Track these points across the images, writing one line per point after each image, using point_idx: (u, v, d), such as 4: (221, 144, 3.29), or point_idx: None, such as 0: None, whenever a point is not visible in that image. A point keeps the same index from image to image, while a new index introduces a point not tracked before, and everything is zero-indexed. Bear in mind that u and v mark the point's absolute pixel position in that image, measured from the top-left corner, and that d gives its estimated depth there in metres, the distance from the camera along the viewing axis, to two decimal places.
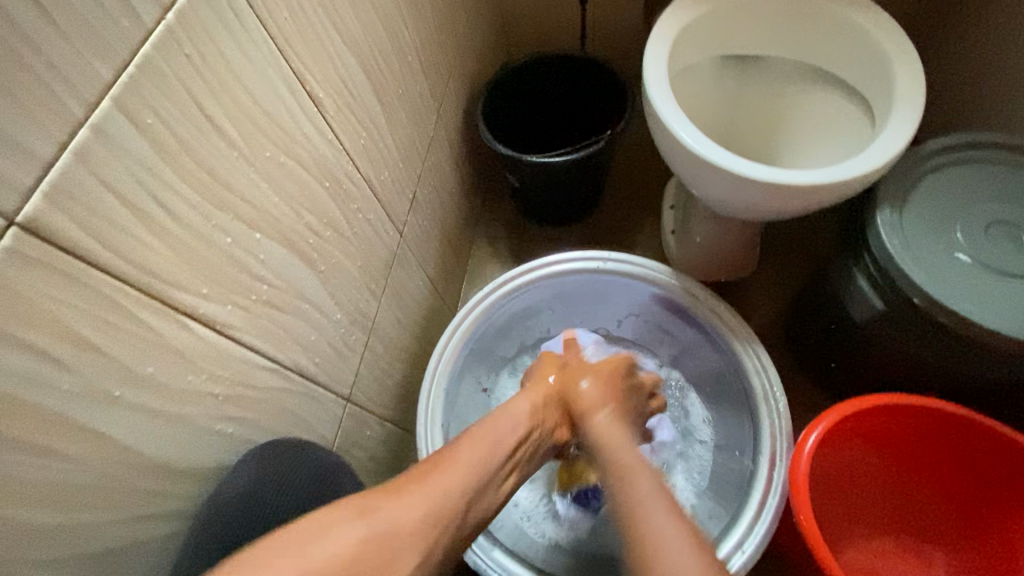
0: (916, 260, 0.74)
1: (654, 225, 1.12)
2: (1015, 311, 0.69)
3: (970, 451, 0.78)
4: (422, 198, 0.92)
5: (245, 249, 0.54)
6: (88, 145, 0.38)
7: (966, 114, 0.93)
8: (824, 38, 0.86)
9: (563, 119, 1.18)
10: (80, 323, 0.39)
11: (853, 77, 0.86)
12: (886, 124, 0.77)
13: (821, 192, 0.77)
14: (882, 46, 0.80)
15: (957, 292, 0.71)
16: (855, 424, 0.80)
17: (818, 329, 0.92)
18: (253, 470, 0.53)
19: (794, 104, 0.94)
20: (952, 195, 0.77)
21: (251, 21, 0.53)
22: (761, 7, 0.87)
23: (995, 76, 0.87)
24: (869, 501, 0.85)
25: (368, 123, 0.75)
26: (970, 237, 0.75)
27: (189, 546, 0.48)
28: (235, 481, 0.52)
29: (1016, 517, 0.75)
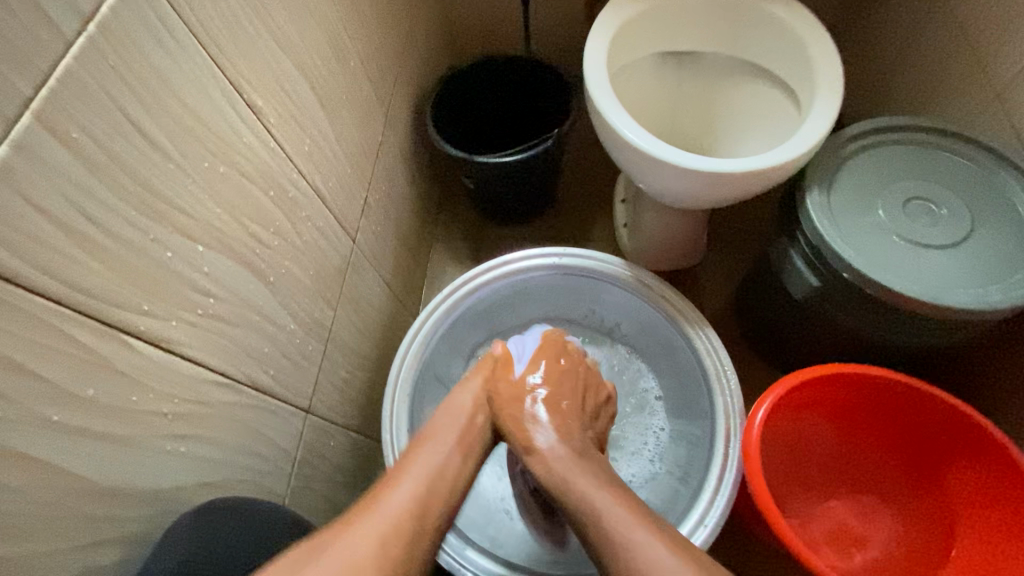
0: (845, 238, 0.77)
1: (603, 220, 1.28)
2: (935, 280, 0.74)
3: (909, 414, 0.81)
4: (373, 204, 0.95)
5: (187, 262, 0.53)
6: (8, 162, 0.36)
7: (896, 101, 1.02)
8: (742, 34, 0.96)
9: (514, 113, 1.26)
10: (12, 347, 0.37)
11: (768, 67, 0.96)
12: (812, 112, 0.83)
13: (755, 177, 0.81)
14: (804, 42, 0.89)
15: (883, 265, 0.75)
16: (806, 397, 0.82)
17: (764, 307, 0.97)
18: (195, 534, 0.51)
19: (723, 95, 1.04)
20: (872, 174, 0.82)
21: (179, 27, 0.50)
22: (688, 8, 0.95)
23: (932, 62, 0.94)
24: (821, 467, 0.88)
25: (314, 129, 0.75)
26: (891, 214, 0.79)
27: None
28: (177, 549, 0.49)
29: (954, 473, 0.79)
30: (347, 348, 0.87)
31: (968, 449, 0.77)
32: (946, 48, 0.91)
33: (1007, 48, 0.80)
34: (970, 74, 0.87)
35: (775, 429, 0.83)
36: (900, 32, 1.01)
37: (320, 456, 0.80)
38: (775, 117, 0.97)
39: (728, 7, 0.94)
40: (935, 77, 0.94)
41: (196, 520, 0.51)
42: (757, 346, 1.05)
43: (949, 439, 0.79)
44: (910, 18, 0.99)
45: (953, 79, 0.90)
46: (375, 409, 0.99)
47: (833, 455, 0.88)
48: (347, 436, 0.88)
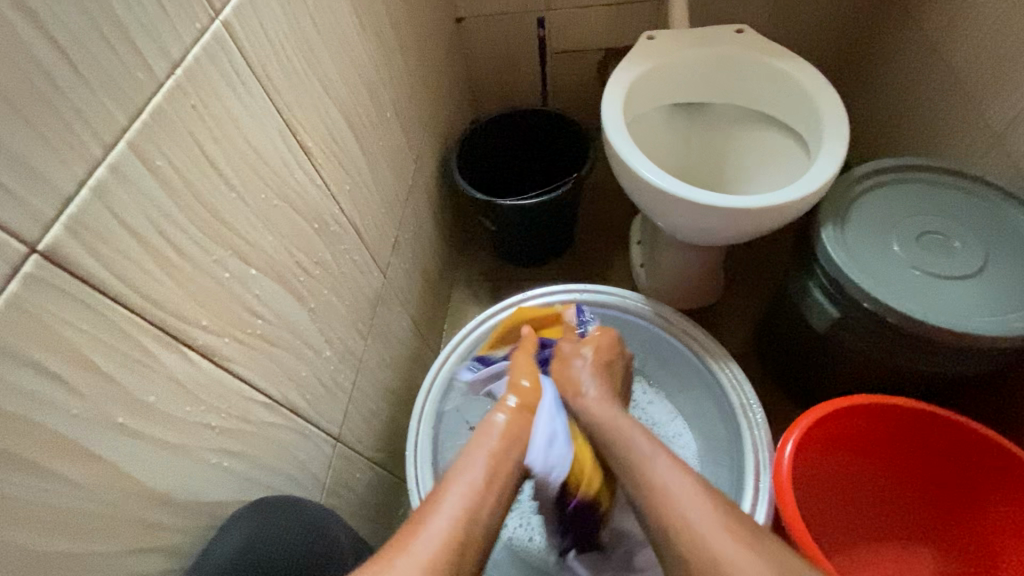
0: (862, 270, 0.79)
1: (621, 261, 1.32)
2: (957, 308, 0.75)
3: (943, 448, 0.80)
4: (403, 242, 1.00)
5: (242, 284, 0.56)
6: (105, 182, 0.41)
7: (907, 142, 1.07)
8: (748, 85, 1.03)
9: (534, 161, 1.33)
10: (91, 349, 0.40)
11: (774, 114, 1.02)
12: (822, 153, 0.87)
13: (771, 212, 0.84)
14: (809, 90, 0.95)
15: (903, 295, 0.76)
16: (834, 430, 0.81)
17: (787, 342, 0.98)
18: (250, 518, 0.54)
19: (731, 142, 1.10)
20: (884, 209, 0.85)
21: (247, 74, 0.56)
22: (696, 62, 1.03)
23: (936, 105, 0.99)
24: (854, 506, 0.86)
25: (354, 170, 0.80)
26: (906, 247, 0.81)
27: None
28: (232, 530, 0.52)
29: (993, 511, 0.77)
30: (374, 380, 0.89)
31: (1008, 486, 0.75)
32: (943, 94, 0.98)
33: (1000, 94, 0.87)
34: (967, 118, 0.93)
35: (805, 461, 0.82)
36: (901, 81, 1.08)
37: (346, 487, 0.80)
38: (784, 160, 1.02)
39: (733, 62, 1.01)
40: (937, 120, 0.99)
41: (254, 512, 0.55)
42: (780, 383, 1.05)
43: (988, 475, 0.77)
44: (910, 68, 1.06)
45: (955, 120, 0.95)
46: (400, 446, 0.99)
47: (866, 491, 0.86)
48: (373, 469, 0.89)
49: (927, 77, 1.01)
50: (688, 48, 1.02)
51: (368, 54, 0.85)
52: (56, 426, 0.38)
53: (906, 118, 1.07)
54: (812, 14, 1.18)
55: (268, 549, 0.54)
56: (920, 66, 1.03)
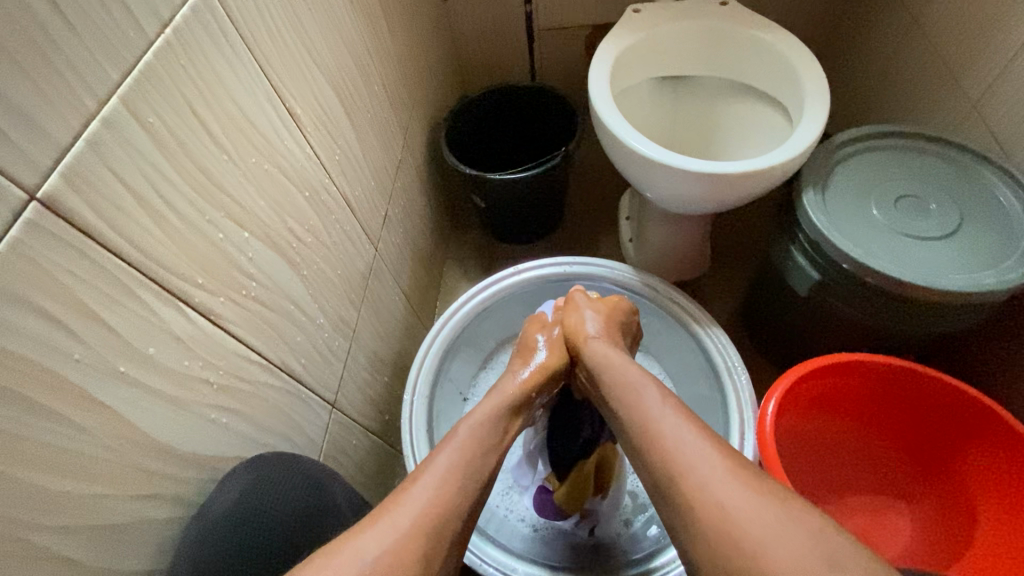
0: (842, 232, 0.81)
1: (610, 235, 1.34)
2: (932, 267, 0.78)
3: (919, 401, 0.83)
4: (393, 216, 1.01)
5: (235, 246, 0.57)
6: (99, 136, 0.41)
7: (887, 111, 1.09)
8: (732, 57, 1.04)
9: (522, 138, 1.34)
10: (90, 298, 0.41)
11: (758, 85, 1.04)
12: (804, 120, 0.89)
13: (753, 179, 0.86)
14: (791, 60, 0.96)
15: (880, 255, 0.79)
16: (815, 388, 0.84)
17: (770, 308, 1.01)
18: (246, 473, 0.55)
19: (717, 116, 1.12)
20: (863, 174, 0.88)
21: (234, 36, 0.57)
22: (681, 34, 1.04)
23: (915, 73, 1.01)
24: (836, 461, 0.90)
25: (343, 141, 0.81)
26: (885, 211, 0.83)
27: (192, 535, 0.49)
28: (230, 485, 0.53)
29: (966, 459, 0.81)
30: (368, 350, 0.90)
31: (980, 434, 0.78)
32: (922, 65, 1.00)
33: (976, 61, 0.89)
34: (945, 86, 0.95)
35: (787, 419, 0.84)
36: (882, 51, 1.10)
37: (343, 453, 0.82)
38: (768, 131, 1.04)
39: (717, 35, 1.03)
40: (916, 88, 1.01)
41: (248, 468, 0.56)
42: (765, 349, 1.08)
43: (961, 427, 0.80)
44: (891, 38, 1.07)
45: (933, 88, 0.98)
46: (395, 416, 1.01)
47: (847, 448, 0.89)
48: (369, 437, 0.91)
49: (906, 46, 1.03)
50: (673, 21, 1.03)
51: (354, 25, 0.85)
52: (60, 371, 0.39)
53: (886, 88, 1.09)
54: None
55: (268, 500, 0.55)
56: (900, 36, 1.05)
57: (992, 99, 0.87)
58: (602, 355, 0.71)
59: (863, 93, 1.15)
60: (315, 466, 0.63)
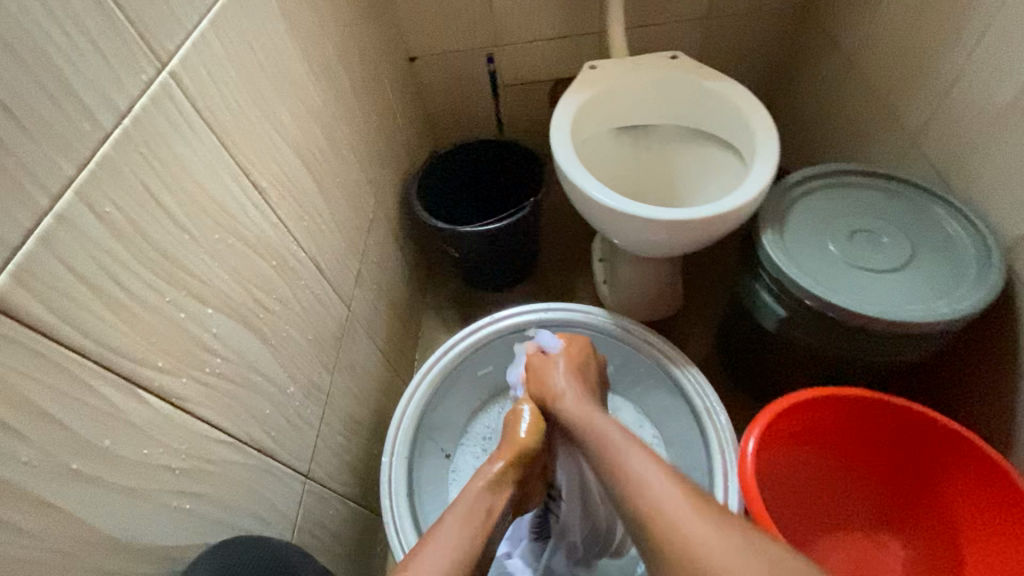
0: (801, 269, 0.84)
1: (584, 279, 1.36)
2: (889, 299, 0.80)
3: (897, 431, 0.83)
4: (365, 275, 1.01)
5: (198, 323, 0.57)
6: (52, 231, 0.42)
7: (836, 148, 1.14)
8: (685, 106, 1.10)
9: (493, 188, 1.37)
10: (39, 395, 0.40)
11: (712, 131, 1.09)
12: (757, 164, 0.93)
13: (715, 221, 0.89)
14: (741, 107, 1.02)
15: (839, 290, 0.81)
16: (794, 424, 0.84)
17: (744, 344, 1.02)
18: (230, 554, 0.54)
19: (677, 159, 1.16)
20: (818, 211, 0.91)
21: (195, 119, 0.58)
22: (635, 88, 1.09)
23: (857, 113, 1.08)
24: (820, 495, 0.89)
25: (310, 205, 0.82)
26: (841, 246, 0.87)
27: None
28: (213, 562, 0.53)
29: (946, 485, 0.81)
30: (343, 414, 0.89)
31: (957, 460, 0.79)
32: (862, 105, 1.06)
33: (912, 102, 0.95)
34: (886, 124, 1.01)
35: (768, 457, 0.84)
36: (825, 94, 1.17)
37: (318, 525, 0.79)
38: (725, 173, 1.09)
39: (670, 86, 1.08)
40: (859, 127, 1.07)
41: (237, 548, 0.56)
42: (743, 385, 1.09)
43: (938, 453, 0.81)
44: (832, 82, 1.14)
45: (875, 127, 1.04)
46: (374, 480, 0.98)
47: (831, 480, 0.89)
48: (347, 505, 0.88)
49: (846, 89, 1.10)
50: (628, 76, 1.08)
51: (319, 95, 0.88)
52: (6, 476, 0.38)
53: (830, 128, 1.16)
54: (740, 38, 1.27)
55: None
56: (839, 80, 1.12)
57: (929, 136, 0.93)
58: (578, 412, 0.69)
59: (812, 133, 1.22)
60: (297, 553, 0.61)
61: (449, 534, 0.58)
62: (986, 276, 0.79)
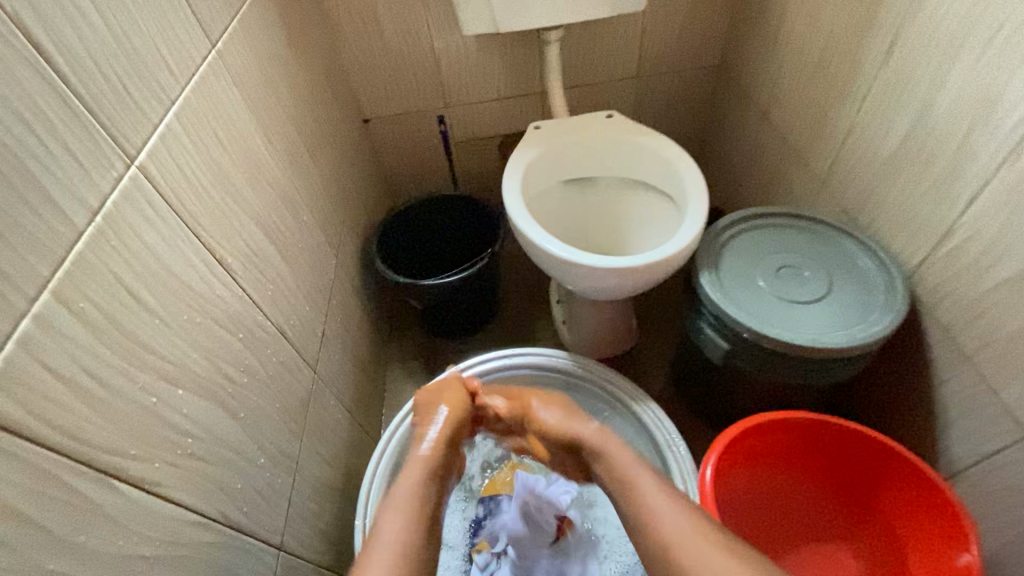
0: (737, 305, 0.92)
1: (544, 321, 1.41)
2: (814, 327, 0.89)
3: (836, 446, 0.91)
4: (330, 335, 1.03)
5: (169, 406, 0.57)
6: (30, 333, 0.43)
7: (761, 189, 1.27)
8: (623, 159, 1.20)
9: (451, 240, 1.43)
10: (17, 498, 0.41)
11: (648, 181, 1.19)
12: (690, 211, 1.03)
13: (658, 266, 0.97)
14: (672, 160, 1.12)
15: (771, 322, 0.90)
16: (746, 447, 0.91)
17: (697, 375, 1.09)
18: None
19: (620, 207, 1.26)
20: (746, 251, 1.01)
21: (162, 206, 0.61)
22: (576, 145, 1.19)
23: (775, 158, 1.21)
24: (776, 513, 0.95)
25: (274, 274, 0.84)
26: (770, 282, 0.96)
27: None
28: None
29: (883, 493, 0.89)
30: (314, 479, 0.88)
31: (890, 469, 0.87)
32: (779, 151, 1.19)
33: (819, 149, 1.08)
34: (798, 170, 1.14)
35: (726, 481, 0.90)
36: (746, 141, 1.30)
37: None
38: (664, 218, 1.19)
39: (608, 143, 1.19)
40: (779, 170, 1.20)
41: None
42: (700, 413, 1.15)
43: (874, 466, 0.89)
44: (751, 131, 1.28)
45: (791, 170, 1.16)
46: (347, 543, 0.97)
47: (784, 498, 0.96)
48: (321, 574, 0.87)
49: (764, 138, 1.23)
50: (571, 136, 1.18)
51: (279, 166, 0.91)
52: None
53: (754, 171, 1.28)
54: (669, 93, 1.41)
55: None
56: (758, 130, 1.25)
57: (836, 179, 1.06)
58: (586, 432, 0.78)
59: (739, 175, 1.35)
60: None
61: (397, 518, 0.67)
62: (894, 304, 0.90)
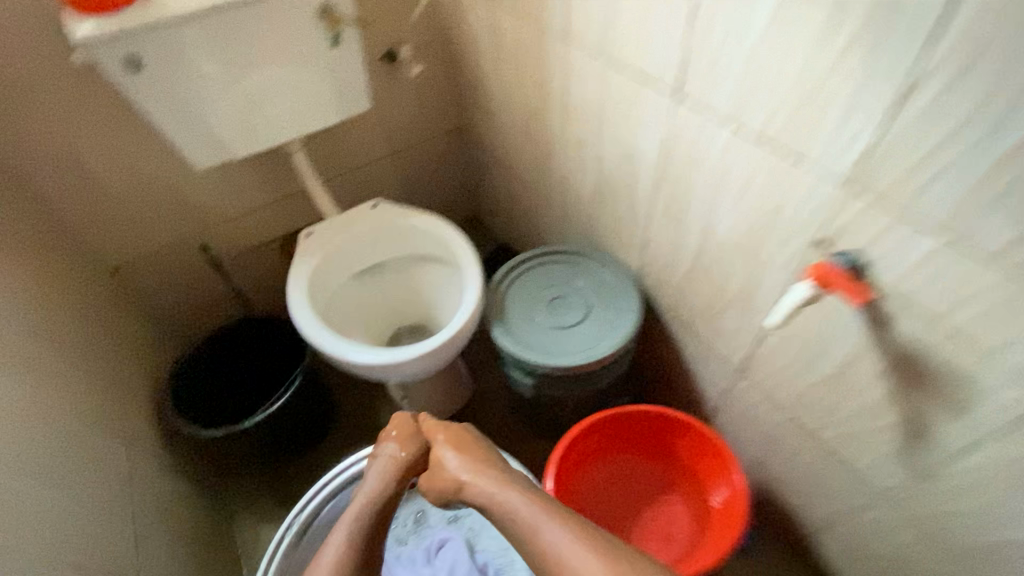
0: (527, 347, 1.10)
1: (386, 401, 1.45)
2: (588, 342, 1.10)
3: (633, 426, 1.14)
4: (145, 533, 0.94)
5: None
6: None
7: (530, 222, 1.47)
8: (400, 240, 1.30)
9: (262, 363, 1.36)
10: None
11: (429, 253, 1.31)
12: (468, 276, 1.17)
13: (455, 338, 1.09)
14: (440, 233, 1.25)
15: (555, 351, 1.09)
16: (569, 459, 1.09)
17: (526, 406, 1.24)
18: None
19: (414, 280, 1.37)
20: (524, 292, 1.19)
21: None
22: (352, 243, 1.26)
23: (529, 197, 1.41)
24: (616, 496, 1.15)
25: (49, 511, 0.75)
26: (547, 315, 1.15)
27: None
28: None
29: (677, 446, 1.14)
30: None
31: (672, 427, 1.12)
32: (529, 191, 1.39)
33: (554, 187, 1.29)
34: (547, 204, 1.35)
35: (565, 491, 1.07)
36: (505, 185, 1.49)
37: None
38: (454, 280, 1.31)
39: (380, 231, 1.28)
40: (535, 205, 1.40)
41: None
42: (543, 433, 1.31)
43: (662, 429, 1.14)
44: (505, 177, 1.47)
45: (543, 205, 1.37)
46: None
47: (624, 479, 1.16)
48: None
49: (515, 182, 1.43)
50: (343, 236, 1.25)
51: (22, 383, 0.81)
52: None
53: (520, 207, 1.48)
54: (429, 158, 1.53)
55: None
56: (509, 176, 1.44)
57: (564, 208, 1.28)
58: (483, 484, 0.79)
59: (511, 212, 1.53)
60: None
61: None
62: (630, 297, 1.13)
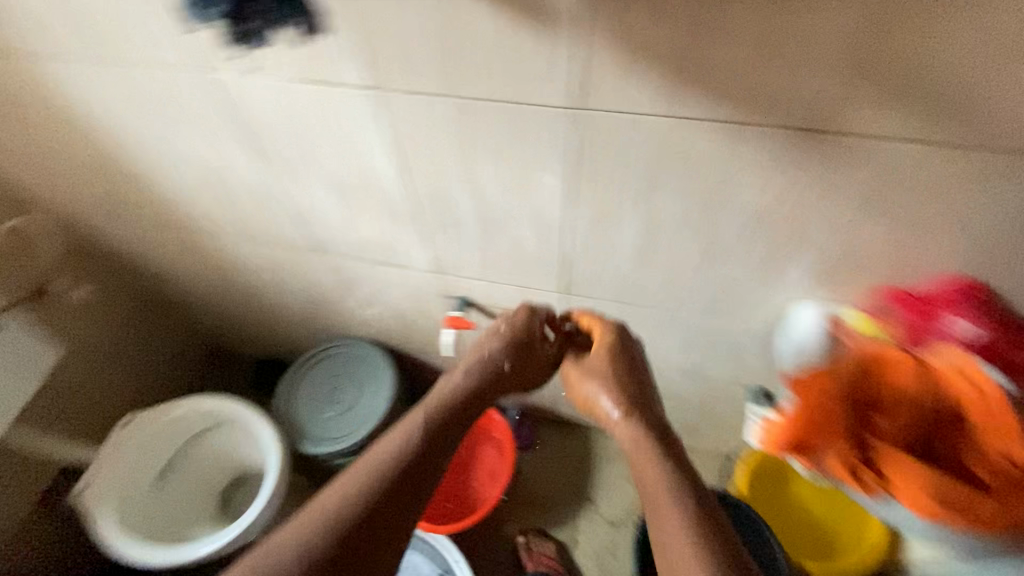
0: (330, 440, 1.44)
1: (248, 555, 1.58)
2: (367, 405, 1.47)
3: None
4: None
5: None
6: None
7: (272, 339, 1.66)
8: (172, 434, 1.44)
9: None
10: None
11: (206, 427, 1.48)
12: (253, 427, 1.39)
13: (274, 477, 1.33)
14: (202, 408, 1.42)
15: (348, 427, 1.45)
16: None
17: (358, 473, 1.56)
18: None
19: (207, 452, 1.52)
20: (303, 404, 1.51)
21: None
22: (130, 467, 1.36)
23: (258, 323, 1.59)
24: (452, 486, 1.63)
25: None
26: (330, 407, 1.49)
27: None
28: None
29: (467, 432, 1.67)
30: None
31: None
32: (256, 319, 1.58)
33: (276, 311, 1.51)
34: (278, 322, 1.56)
35: None
36: (230, 324, 1.62)
37: None
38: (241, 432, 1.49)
39: (148, 440, 1.40)
40: (268, 327, 1.59)
41: None
42: None
43: None
44: (226, 318, 1.60)
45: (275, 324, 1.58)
46: None
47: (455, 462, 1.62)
48: None
49: (239, 319, 1.58)
50: (116, 469, 1.34)
51: None
52: None
53: (256, 332, 1.64)
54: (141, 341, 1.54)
55: None
56: (229, 317, 1.59)
57: (286, 316, 1.54)
58: (622, 428, 0.77)
59: (248, 337, 1.68)
60: None
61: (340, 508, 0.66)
62: (375, 351, 1.52)
